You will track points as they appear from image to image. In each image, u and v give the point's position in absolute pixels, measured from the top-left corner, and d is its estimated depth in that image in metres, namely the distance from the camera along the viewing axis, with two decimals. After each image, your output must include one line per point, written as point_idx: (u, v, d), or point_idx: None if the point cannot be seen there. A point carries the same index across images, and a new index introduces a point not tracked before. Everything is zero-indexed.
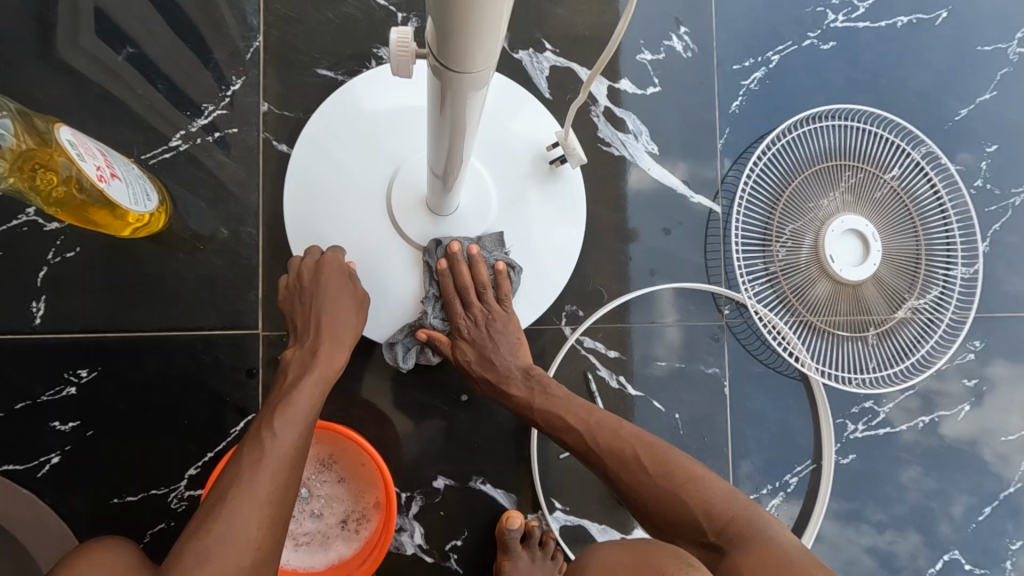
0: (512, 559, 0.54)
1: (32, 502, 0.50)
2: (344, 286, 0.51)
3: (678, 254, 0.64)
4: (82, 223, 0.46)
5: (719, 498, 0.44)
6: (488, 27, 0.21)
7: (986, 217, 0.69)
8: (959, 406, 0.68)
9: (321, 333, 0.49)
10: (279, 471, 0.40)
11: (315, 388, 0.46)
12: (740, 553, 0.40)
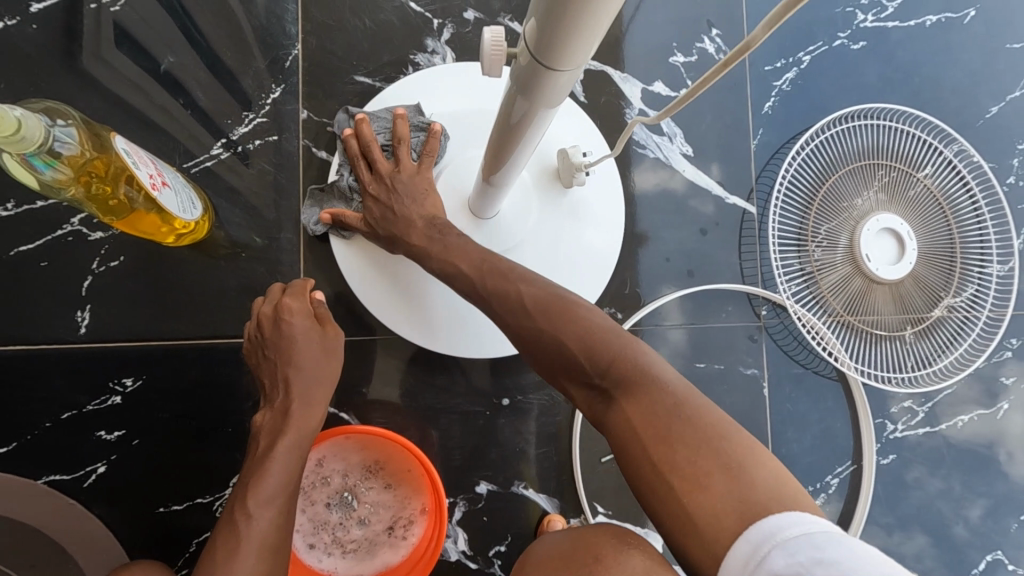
0: None
1: (79, 512, 0.49)
2: (318, 336, 0.49)
3: (714, 255, 0.64)
4: (132, 228, 0.46)
5: (660, 384, 0.38)
6: (591, 31, 0.22)
7: (1019, 215, 0.69)
8: (998, 404, 0.67)
9: (291, 392, 0.47)
10: (257, 558, 0.40)
11: (287, 452, 0.44)
12: (625, 398, 0.39)
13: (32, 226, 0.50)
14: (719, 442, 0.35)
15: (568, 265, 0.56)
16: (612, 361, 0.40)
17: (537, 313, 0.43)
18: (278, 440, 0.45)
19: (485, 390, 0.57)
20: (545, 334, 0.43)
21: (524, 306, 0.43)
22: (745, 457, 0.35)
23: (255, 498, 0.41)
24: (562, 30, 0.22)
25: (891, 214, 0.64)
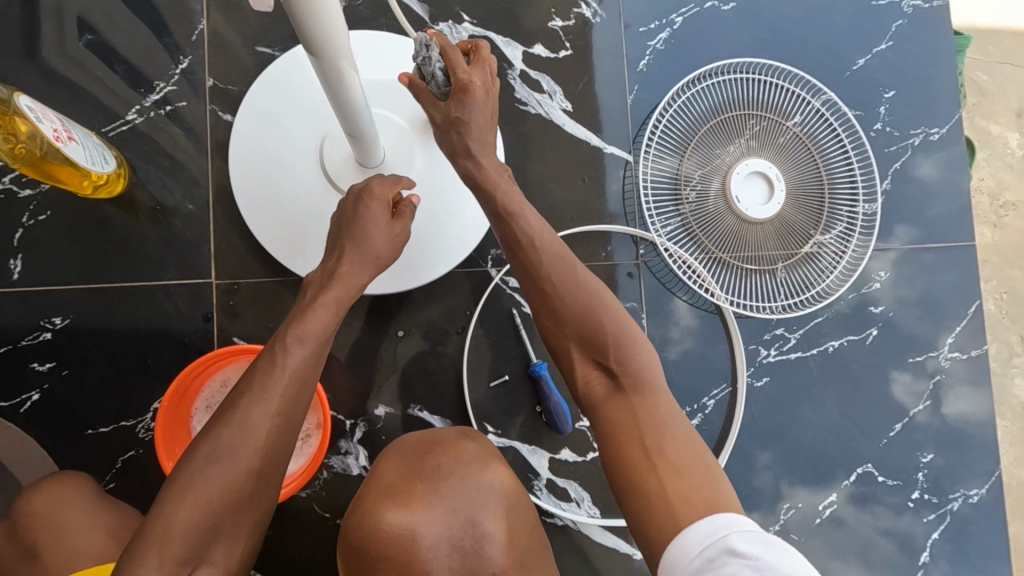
0: None
1: (17, 433, 0.57)
2: (385, 220, 0.51)
3: (595, 202, 0.70)
4: (46, 178, 0.54)
5: (670, 414, 0.47)
6: None
7: (886, 158, 0.75)
8: (866, 331, 0.73)
9: (343, 257, 0.49)
10: (286, 397, 0.43)
11: (331, 310, 0.47)
12: (640, 405, 0.47)
13: None
14: (700, 469, 0.44)
15: (451, 209, 0.63)
16: (637, 369, 0.48)
17: (579, 303, 0.49)
18: (325, 297, 0.47)
19: (383, 324, 0.64)
20: (583, 315, 0.49)
21: (568, 287, 0.50)
22: (710, 488, 0.43)
23: (296, 338, 0.44)
24: None
25: (762, 159, 0.70)
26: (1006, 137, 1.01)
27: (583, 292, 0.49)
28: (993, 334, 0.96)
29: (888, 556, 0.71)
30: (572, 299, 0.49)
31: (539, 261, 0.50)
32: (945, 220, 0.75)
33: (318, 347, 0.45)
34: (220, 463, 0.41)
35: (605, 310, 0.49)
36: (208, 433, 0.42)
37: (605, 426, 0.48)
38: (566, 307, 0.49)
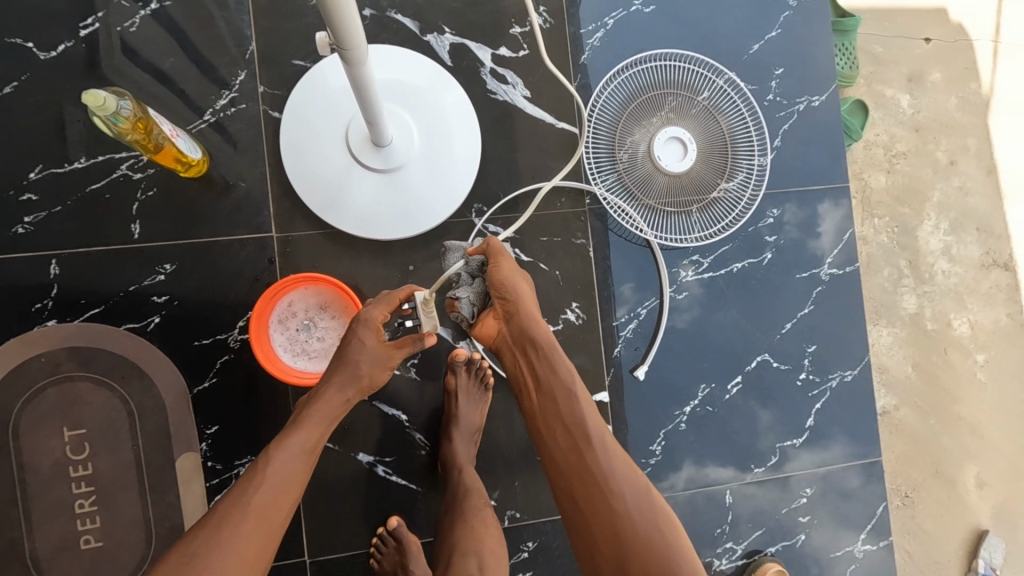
0: (455, 375, 0.87)
1: (147, 345, 0.81)
2: (372, 342, 0.69)
3: (552, 166, 0.92)
4: (159, 159, 0.75)
5: None
6: (347, 7, 0.47)
7: (776, 122, 0.98)
8: (762, 254, 0.97)
9: (335, 369, 0.69)
10: (283, 486, 0.63)
11: (319, 423, 0.68)
12: None
13: (99, 172, 0.81)
14: None
15: (443, 172, 0.84)
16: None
17: (653, 537, 0.67)
18: (316, 411, 0.68)
19: (396, 261, 0.87)
20: (652, 545, 0.67)
21: (632, 504, 0.68)
22: None
23: (287, 443, 0.66)
24: (335, 12, 0.47)
25: (680, 126, 0.92)
26: (898, 99, 1.22)
27: (652, 529, 0.67)
28: (885, 260, 1.19)
29: (783, 420, 0.96)
30: (643, 539, 0.67)
31: (613, 491, 0.68)
32: (824, 169, 0.99)
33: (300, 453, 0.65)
34: (227, 538, 0.59)
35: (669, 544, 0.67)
36: (229, 508, 0.61)
37: None
38: (638, 537, 0.67)
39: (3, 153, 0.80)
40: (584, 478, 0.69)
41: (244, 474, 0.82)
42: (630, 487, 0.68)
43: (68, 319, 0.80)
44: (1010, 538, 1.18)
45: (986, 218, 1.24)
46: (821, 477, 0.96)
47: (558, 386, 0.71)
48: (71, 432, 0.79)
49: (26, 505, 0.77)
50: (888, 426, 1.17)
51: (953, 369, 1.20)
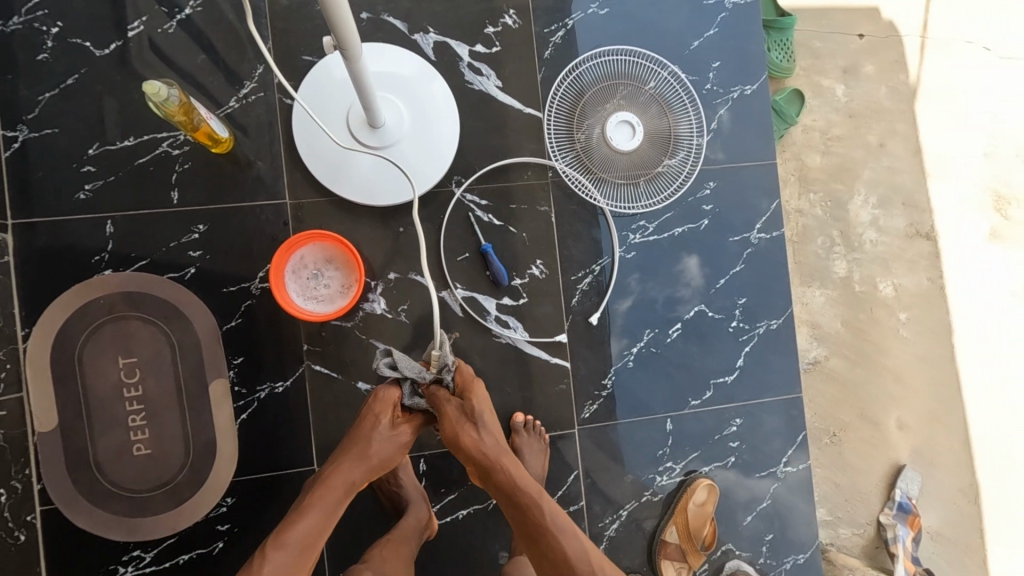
0: (519, 436, 1.05)
1: (184, 291, 0.98)
2: (385, 432, 0.82)
3: (521, 145, 1.09)
4: (197, 137, 0.92)
5: None
6: (346, 19, 0.63)
7: (713, 107, 1.15)
8: (699, 221, 1.14)
9: (351, 454, 0.81)
10: (301, 558, 0.75)
11: (330, 496, 0.79)
12: None
13: (145, 148, 0.99)
14: None
15: (427, 150, 1.01)
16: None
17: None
18: (329, 488, 0.80)
19: (388, 224, 1.04)
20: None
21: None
22: None
23: (298, 521, 0.77)
24: (338, 23, 0.63)
25: (629, 111, 1.08)
26: (834, 88, 1.37)
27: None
28: (819, 230, 1.35)
29: (717, 362, 1.13)
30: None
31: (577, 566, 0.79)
32: (755, 148, 1.16)
33: (306, 534, 0.76)
34: None
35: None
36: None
37: None
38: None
39: (66, 133, 0.97)
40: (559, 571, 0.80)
41: (264, 398, 1.00)
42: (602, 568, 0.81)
43: (121, 269, 0.98)
44: (926, 473, 1.35)
45: (911, 193, 1.39)
46: (749, 409, 1.14)
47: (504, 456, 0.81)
48: (124, 360, 0.96)
49: (89, 419, 0.95)
50: (820, 375, 1.33)
51: (879, 327, 1.36)
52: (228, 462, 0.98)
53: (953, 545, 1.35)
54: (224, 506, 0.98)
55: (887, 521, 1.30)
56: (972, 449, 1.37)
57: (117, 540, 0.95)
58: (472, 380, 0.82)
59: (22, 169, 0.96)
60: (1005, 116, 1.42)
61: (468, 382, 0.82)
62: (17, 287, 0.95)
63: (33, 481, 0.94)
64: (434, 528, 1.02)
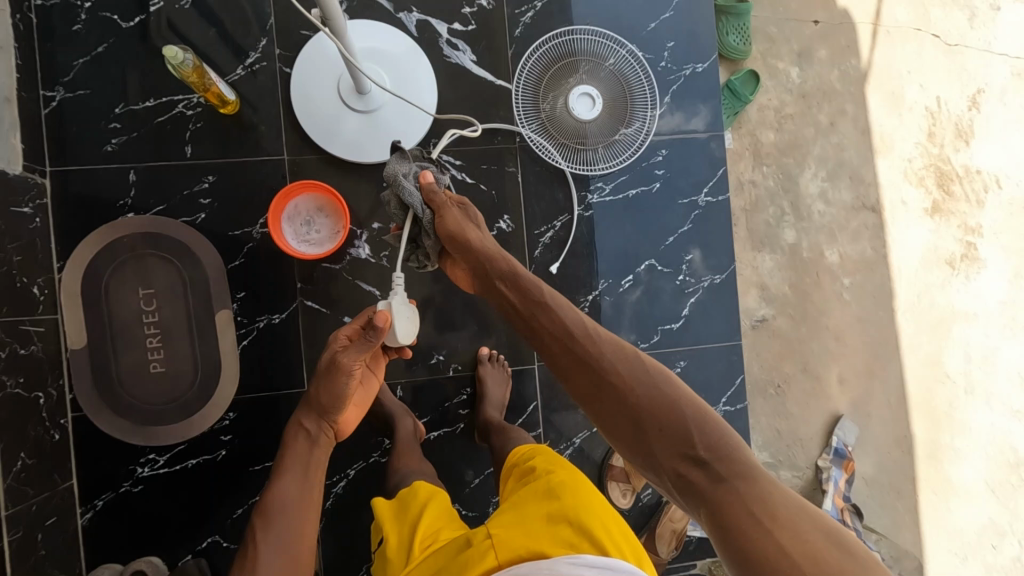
0: (484, 365, 1.19)
1: (195, 233, 1.13)
2: (322, 371, 0.88)
3: (492, 113, 1.23)
4: (207, 96, 1.07)
5: (641, 387, 0.74)
6: None
7: (667, 83, 1.29)
8: (651, 183, 1.27)
9: (303, 408, 0.90)
10: (292, 510, 0.82)
11: (298, 455, 0.87)
12: (630, 384, 0.75)
13: (164, 108, 1.14)
14: (665, 409, 0.72)
15: (409, 115, 1.16)
16: (680, 396, 0.73)
17: (629, 370, 0.76)
18: (293, 447, 0.88)
19: (373, 179, 1.19)
20: (631, 372, 0.76)
21: (606, 344, 0.80)
22: (668, 411, 0.72)
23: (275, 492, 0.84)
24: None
25: (591, 84, 1.20)
26: (789, 71, 1.48)
27: (626, 359, 0.78)
28: (770, 201, 1.47)
29: (664, 310, 1.28)
30: (619, 369, 0.76)
31: (576, 335, 0.81)
32: (704, 120, 1.30)
33: (284, 501, 0.83)
34: None
35: (645, 365, 0.77)
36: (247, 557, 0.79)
37: (616, 411, 0.74)
38: (614, 372, 0.76)
39: (96, 95, 1.12)
40: (561, 348, 0.81)
41: (263, 327, 1.15)
42: (601, 337, 0.81)
43: (141, 213, 1.13)
44: (864, 424, 1.47)
45: (857, 169, 1.49)
46: (692, 353, 1.29)
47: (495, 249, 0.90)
48: (143, 291, 1.12)
49: (113, 340, 1.11)
50: (766, 332, 1.45)
51: (823, 291, 1.47)
52: (231, 381, 1.14)
53: (887, 490, 1.47)
54: (227, 420, 1.14)
55: (824, 465, 1.43)
56: (908, 404, 1.48)
57: (135, 444, 1.11)
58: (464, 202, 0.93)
59: (59, 124, 1.12)
60: (947, 100, 1.53)
61: (459, 198, 0.94)
62: (55, 225, 1.11)
63: (65, 391, 1.10)
64: (423, 435, 1.17)
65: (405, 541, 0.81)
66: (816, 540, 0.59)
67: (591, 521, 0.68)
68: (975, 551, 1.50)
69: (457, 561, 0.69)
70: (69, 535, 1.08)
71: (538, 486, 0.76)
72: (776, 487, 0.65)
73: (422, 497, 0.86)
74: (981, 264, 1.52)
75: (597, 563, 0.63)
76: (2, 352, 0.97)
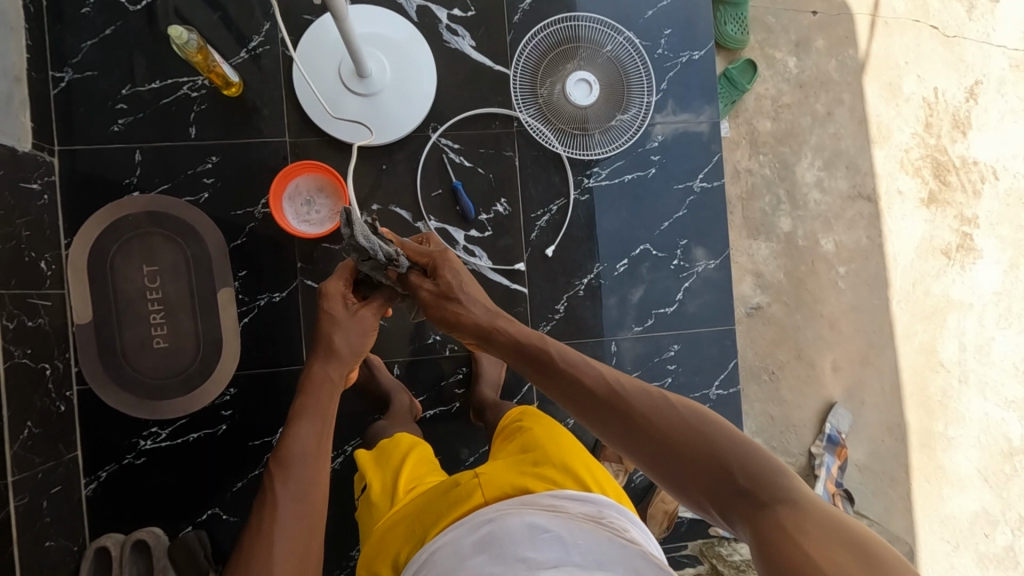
0: None
1: (198, 212, 1.16)
2: (348, 317, 0.90)
3: (490, 98, 1.25)
4: (211, 77, 1.10)
5: (672, 427, 0.69)
6: None
7: (664, 70, 1.30)
8: (647, 169, 1.29)
9: (322, 353, 0.88)
10: (312, 459, 0.79)
11: (317, 404, 0.84)
12: (659, 425, 0.70)
13: (169, 90, 1.16)
14: (700, 447, 0.67)
15: (408, 98, 1.18)
16: (709, 427, 0.68)
17: (655, 409, 0.71)
18: (313, 394, 0.85)
19: (373, 162, 1.22)
20: (658, 410, 0.71)
21: (627, 390, 0.74)
22: (704, 449, 0.67)
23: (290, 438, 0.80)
24: None
25: (588, 70, 1.21)
26: (786, 60, 1.49)
27: (650, 399, 0.72)
28: (766, 189, 1.48)
29: (658, 294, 1.29)
30: (645, 410, 0.71)
31: (595, 380, 0.76)
32: (699, 107, 1.31)
33: (303, 448, 0.79)
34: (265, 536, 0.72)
35: (668, 400, 0.72)
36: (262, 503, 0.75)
37: (654, 458, 0.69)
38: (638, 415, 0.71)
39: (103, 76, 1.15)
40: (581, 397, 0.76)
41: (263, 305, 1.18)
42: (620, 381, 0.75)
43: (146, 192, 1.16)
44: (857, 412, 1.48)
45: (854, 158, 1.50)
46: (686, 337, 1.30)
47: (472, 292, 0.89)
48: (148, 268, 1.15)
49: (118, 315, 1.14)
50: (761, 319, 1.47)
51: (818, 278, 1.48)
52: (232, 356, 1.16)
53: (880, 477, 1.48)
54: (227, 395, 1.17)
55: (817, 451, 1.44)
56: (902, 392, 1.49)
57: (138, 417, 1.14)
58: (443, 252, 0.90)
59: (67, 104, 1.15)
60: (945, 91, 1.53)
61: (438, 254, 0.90)
62: (62, 203, 1.14)
63: (70, 365, 1.13)
64: (420, 413, 1.19)
65: (388, 486, 0.87)
66: (861, 559, 0.54)
67: (571, 463, 0.77)
68: (967, 539, 1.51)
69: (444, 500, 0.75)
70: (74, 504, 1.11)
71: (517, 442, 0.85)
72: (818, 507, 0.60)
73: (404, 447, 0.93)
74: (977, 254, 1.53)
75: (578, 498, 0.72)
76: (10, 323, 1.00)
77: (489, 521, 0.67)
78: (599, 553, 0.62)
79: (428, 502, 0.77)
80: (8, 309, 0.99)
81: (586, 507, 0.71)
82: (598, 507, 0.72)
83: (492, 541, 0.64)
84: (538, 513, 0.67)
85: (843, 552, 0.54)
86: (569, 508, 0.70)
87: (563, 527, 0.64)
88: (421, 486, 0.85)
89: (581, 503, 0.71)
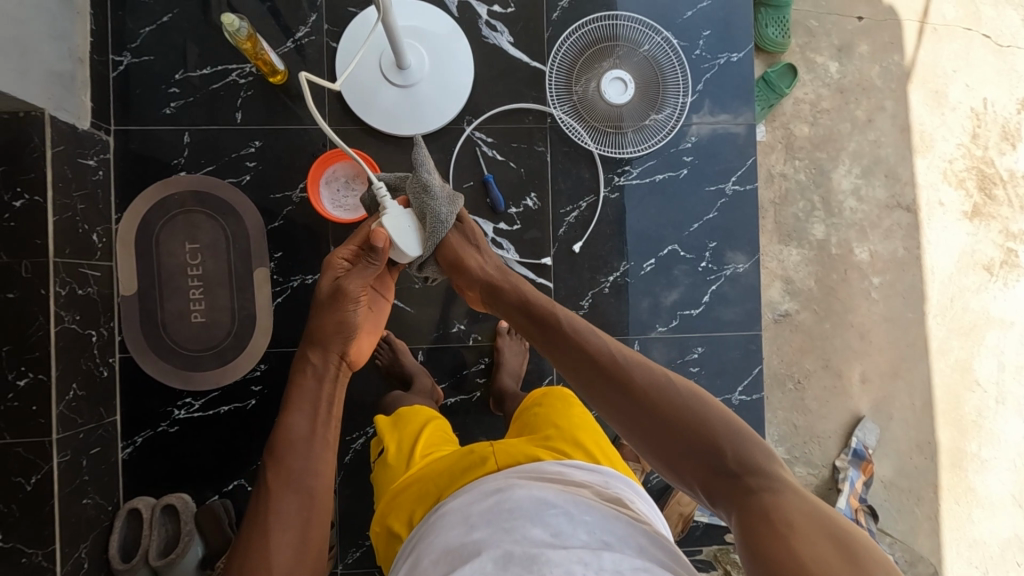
0: (501, 336, 1.23)
1: (240, 194, 1.21)
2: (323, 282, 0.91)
3: (525, 93, 1.27)
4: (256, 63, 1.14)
5: (673, 401, 0.69)
6: None
7: (701, 71, 1.30)
8: (679, 169, 1.29)
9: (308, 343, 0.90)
10: (307, 445, 0.83)
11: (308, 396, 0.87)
12: (658, 400, 0.70)
13: (218, 77, 1.22)
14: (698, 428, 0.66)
15: (444, 93, 1.20)
16: (708, 412, 0.68)
17: (653, 382, 0.71)
18: (303, 386, 0.88)
19: (408, 151, 1.25)
20: (657, 385, 0.71)
21: (631, 363, 0.74)
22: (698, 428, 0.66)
23: (285, 432, 0.84)
24: None
25: (623, 69, 1.21)
26: (827, 65, 1.47)
27: (650, 376, 0.72)
28: (800, 194, 1.46)
29: (684, 295, 1.29)
30: (646, 382, 0.72)
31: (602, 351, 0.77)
32: (735, 108, 1.30)
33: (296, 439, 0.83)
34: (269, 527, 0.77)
35: (672, 380, 0.72)
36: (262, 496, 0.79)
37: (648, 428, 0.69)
38: (640, 387, 0.71)
39: (158, 60, 1.21)
40: (585, 365, 0.77)
41: (296, 287, 1.22)
42: (625, 355, 0.76)
43: (192, 172, 1.21)
44: (884, 426, 1.44)
45: (894, 167, 1.47)
46: (711, 340, 1.29)
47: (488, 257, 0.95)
48: (190, 244, 1.20)
49: (161, 288, 1.19)
50: (789, 326, 1.45)
51: (850, 287, 1.45)
52: (265, 333, 1.21)
53: (907, 495, 1.44)
54: (258, 371, 1.21)
55: (841, 465, 1.40)
56: (933, 409, 1.45)
57: (173, 386, 1.19)
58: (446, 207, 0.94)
59: (125, 87, 1.21)
60: (995, 101, 1.49)
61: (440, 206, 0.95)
62: (114, 178, 1.20)
63: (114, 332, 1.19)
64: (440, 399, 1.21)
65: (404, 449, 0.90)
66: (836, 554, 0.53)
67: (582, 436, 0.81)
68: (997, 566, 1.46)
69: (458, 464, 0.79)
70: (111, 465, 1.17)
71: (529, 422, 0.88)
72: (805, 501, 0.59)
73: (422, 417, 0.96)
74: (1022, 271, 1.48)
75: (585, 467, 0.76)
76: (62, 289, 1.06)
77: (497, 490, 0.68)
78: (607, 527, 0.63)
79: (443, 466, 0.80)
80: (61, 275, 1.05)
81: (592, 476, 0.75)
82: (606, 477, 0.75)
83: (500, 510, 0.65)
84: (545, 487, 0.68)
85: (821, 546, 0.54)
86: (574, 476, 0.73)
87: (570, 501, 0.66)
88: (437, 452, 0.88)
89: (587, 473, 0.75)
